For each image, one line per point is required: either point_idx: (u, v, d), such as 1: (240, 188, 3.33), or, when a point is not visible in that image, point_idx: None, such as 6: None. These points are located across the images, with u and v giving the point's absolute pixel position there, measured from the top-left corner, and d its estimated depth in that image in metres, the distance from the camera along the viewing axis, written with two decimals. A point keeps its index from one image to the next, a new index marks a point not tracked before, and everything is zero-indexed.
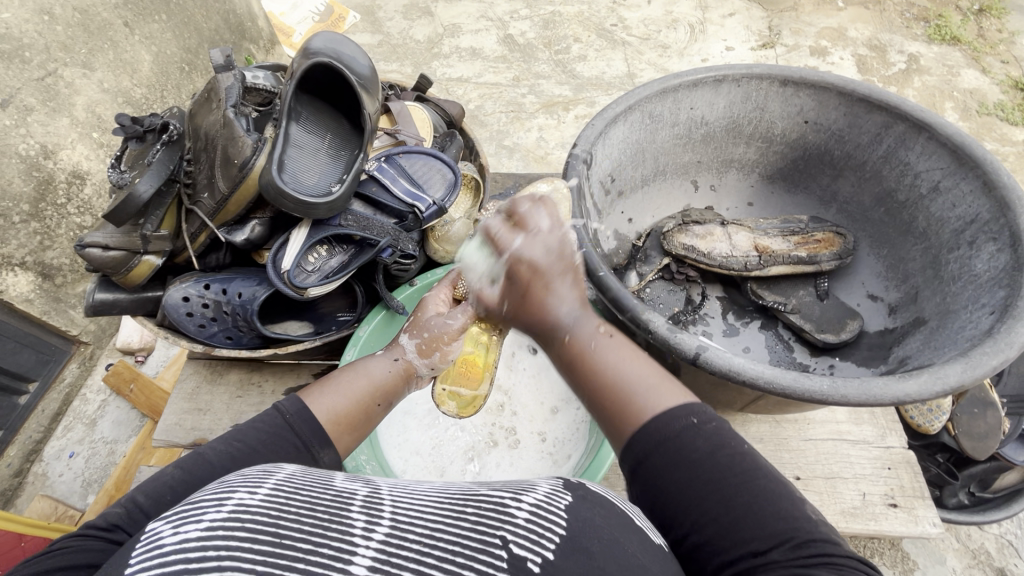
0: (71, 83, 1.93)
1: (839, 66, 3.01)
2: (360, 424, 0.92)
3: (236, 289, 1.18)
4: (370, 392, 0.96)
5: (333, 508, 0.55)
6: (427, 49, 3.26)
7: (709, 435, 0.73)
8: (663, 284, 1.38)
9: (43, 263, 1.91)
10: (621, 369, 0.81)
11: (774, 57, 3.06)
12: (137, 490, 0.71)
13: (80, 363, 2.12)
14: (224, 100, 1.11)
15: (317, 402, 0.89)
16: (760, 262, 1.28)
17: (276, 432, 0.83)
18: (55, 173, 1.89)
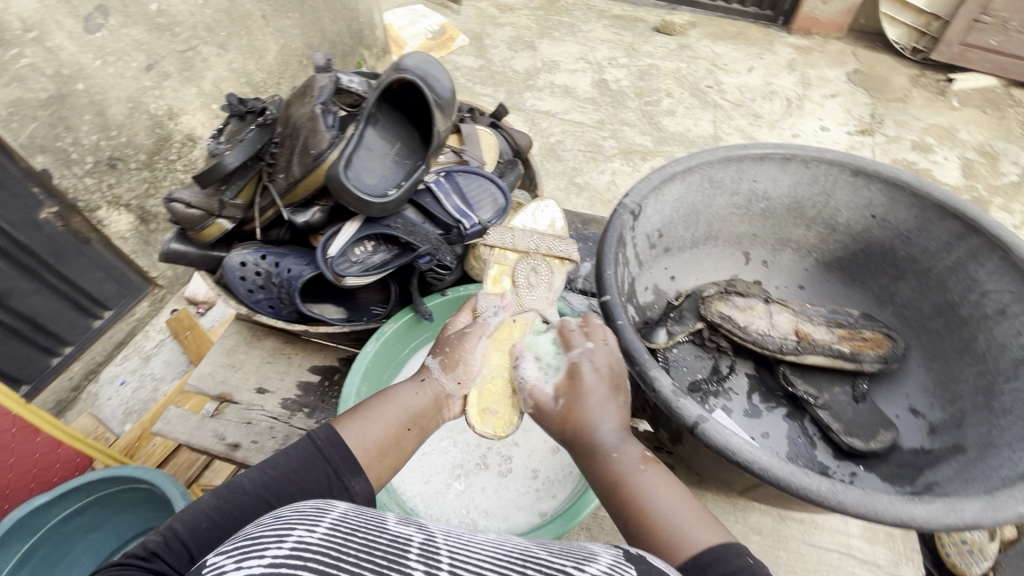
0: (206, 58, 2.18)
1: (941, 166, 2.85)
2: (391, 451, 0.98)
3: (286, 264, 1.27)
4: (399, 416, 1.00)
5: (388, 546, 0.60)
6: (522, 79, 3.41)
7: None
8: (692, 347, 1.36)
9: (144, 209, 2.14)
10: (657, 497, 0.84)
11: (871, 145, 2.95)
12: (177, 518, 0.83)
13: (150, 303, 2.33)
14: (316, 96, 1.22)
15: (347, 432, 0.96)
16: (796, 348, 1.24)
17: (308, 463, 0.92)
18: (173, 133, 2.14)
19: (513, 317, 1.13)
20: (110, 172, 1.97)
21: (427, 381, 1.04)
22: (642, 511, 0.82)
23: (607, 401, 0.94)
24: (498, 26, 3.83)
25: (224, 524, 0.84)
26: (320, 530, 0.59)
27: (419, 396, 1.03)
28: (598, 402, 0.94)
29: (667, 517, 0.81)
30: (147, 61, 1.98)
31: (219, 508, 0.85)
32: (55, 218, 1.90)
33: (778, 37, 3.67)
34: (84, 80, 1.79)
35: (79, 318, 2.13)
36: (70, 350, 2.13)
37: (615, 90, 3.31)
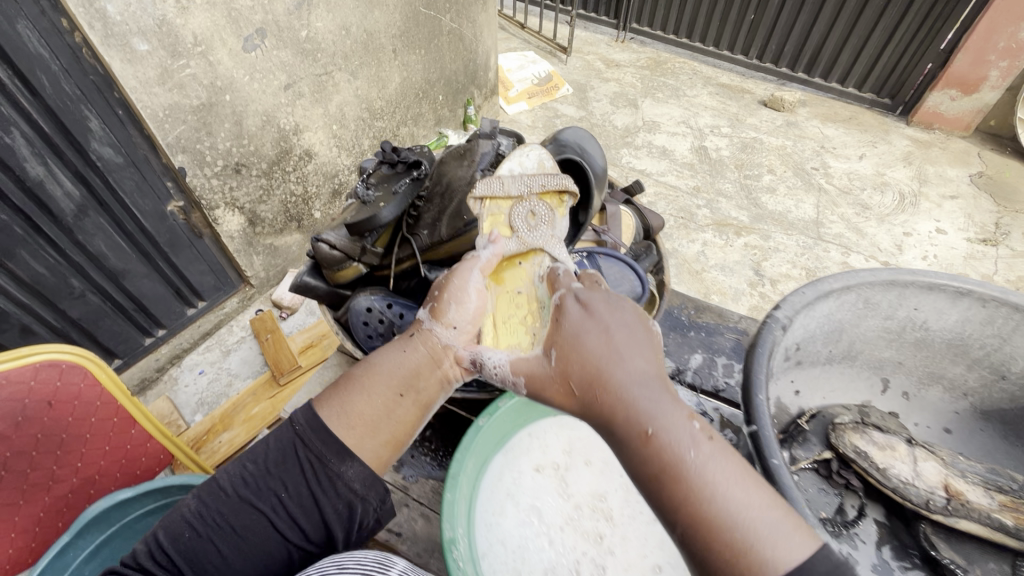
0: (337, 83, 2.32)
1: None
2: (380, 422, 0.89)
3: (411, 316, 1.29)
4: (386, 385, 0.92)
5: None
6: (620, 135, 3.42)
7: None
8: (816, 488, 0.95)
9: (255, 213, 2.27)
10: (725, 489, 0.66)
11: (994, 257, 2.70)
12: (162, 525, 0.87)
13: (240, 299, 2.44)
14: (477, 163, 1.28)
15: (322, 413, 0.89)
16: None
17: (285, 460, 0.89)
18: (294, 148, 2.27)
19: (514, 256, 1.12)
20: (234, 177, 2.10)
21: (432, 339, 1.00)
22: (697, 506, 0.65)
23: (630, 340, 0.83)
24: (603, 80, 3.89)
25: (217, 531, 0.86)
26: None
27: (413, 354, 0.97)
28: (577, 321, 0.89)
29: (732, 509, 0.64)
30: (287, 81, 2.12)
31: (203, 515, 0.87)
32: (180, 211, 2.06)
33: (895, 127, 3.50)
34: (232, 92, 1.93)
35: (177, 304, 2.25)
36: (163, 333, 2.26)
37: (715, 159, 3.25)
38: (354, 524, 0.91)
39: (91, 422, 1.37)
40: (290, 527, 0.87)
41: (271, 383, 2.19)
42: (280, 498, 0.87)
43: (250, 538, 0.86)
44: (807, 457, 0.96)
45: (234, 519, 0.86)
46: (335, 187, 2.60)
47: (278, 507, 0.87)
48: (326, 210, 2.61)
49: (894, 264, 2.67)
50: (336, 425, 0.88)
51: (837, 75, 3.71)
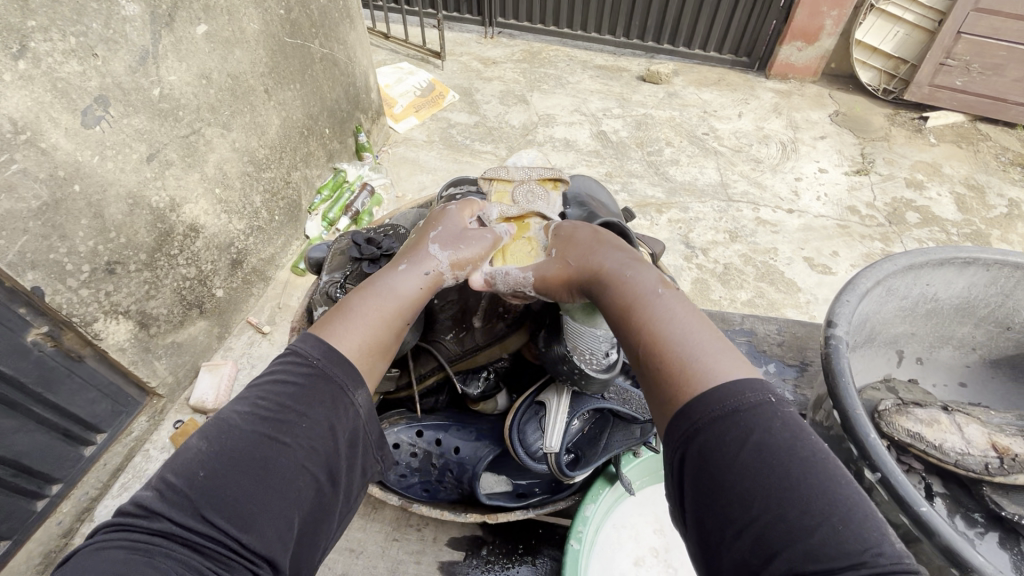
0: (210, 141, 1.97)
1: (937, 202, 2.98)
2: (379, 346, 1.01)
3: (447, 441, 1.34)
4: (390, 310, 1.05)
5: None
6: (521, 135, 3.36)
7: (765, 428, 0.74)
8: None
9: (145, 312, 1.87)
10: (677, 323, 0.89)
11: (869, 185, 3.05)
12: (169, 471, 0.78)
13: (149, 417, 2.02)
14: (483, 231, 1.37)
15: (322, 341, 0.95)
16: (1004, 467, 1.22)
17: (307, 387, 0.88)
18: (175, 226, 1.90)
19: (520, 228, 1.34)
20: (108, 278, 1.70)
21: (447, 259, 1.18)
22: (661, 343, 0.87)
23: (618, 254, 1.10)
24: (486, 80, 3.79)
25: (221, 484, 0.77)
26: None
27: (411, 283, 1.11)
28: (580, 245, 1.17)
29: (698, 350, 0.84)
30: (148, 150, 1.75)
31: (214, 456, 0.79)
32: (46, 338, 1.63)
33: (757, 82, 3.82)
34: (81, 180, 1.55)
35: (68, 448, 1.81)
36: (58, 488, 1.80)
37: (617, 142, 3.31)
38: (354, 452, 0.92)
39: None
40: (307, 463, 0.83)
41: None
42: (299, 431, 0.84)
43: (262, 480, 0.79)
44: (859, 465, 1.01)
45: (253, 457, 0.80)
46: (234, 257, 2.24)
47: (302, 437, 0.84)
48: (229, 286, 2.24)
49: (796, 209, 2.92)
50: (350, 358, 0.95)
51: (698, 41, 3.95)
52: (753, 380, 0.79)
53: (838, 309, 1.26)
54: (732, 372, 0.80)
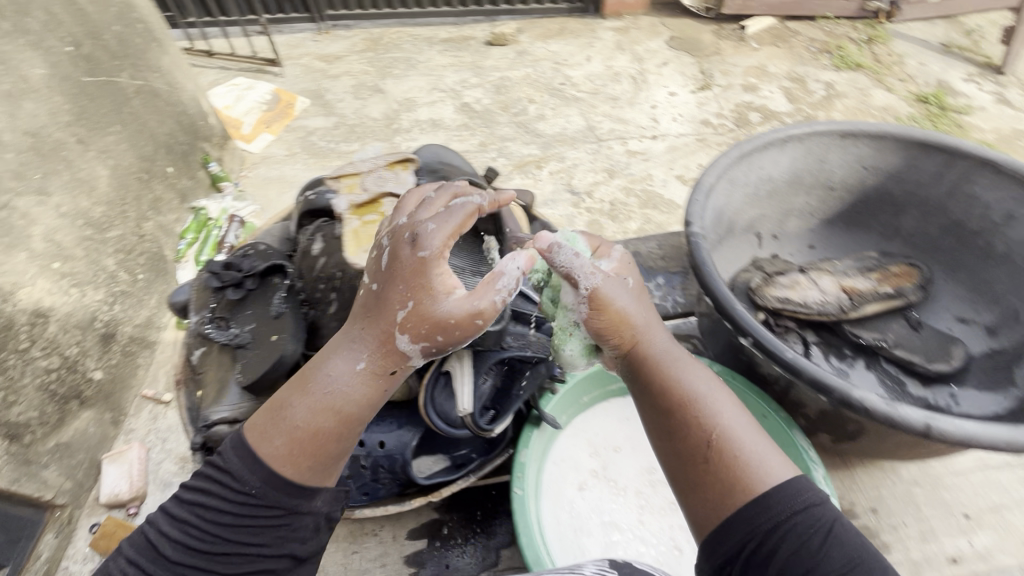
0: (27, 213, 1.73)
1: (770, 100, 3.32)
2: (312, 448, 0.99)
3: (371, 440, 1.32)
4: (343, 415, 1.01)
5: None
6: (386, 125, 3.25)
7: (808, 510, 0.89)
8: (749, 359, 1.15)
9: (8, 423, 1.64)
10: (730, 417, 1.00)
11: (714, 97, 3.33)
12: (127, 552, 0.98)
13: (57, 532, 1.78)
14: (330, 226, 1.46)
15: (272, 451, 0.98)
16: (854, 303, 1.62)
17: (263, 491, 0.98)
18: (16, 316, 1.66)
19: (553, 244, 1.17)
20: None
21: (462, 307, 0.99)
22: (693, 404, 1.01)
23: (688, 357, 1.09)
24: (333, 78, 3.60)
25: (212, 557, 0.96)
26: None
27: (356, 381, 1.02)
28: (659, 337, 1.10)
29: (743, 435, 0.97)
30: None
31: (200, 522, 0.98)
32: None
33: (597, 24, 3.97)
34: None
35: None
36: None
37: (482, 111, 3.31)
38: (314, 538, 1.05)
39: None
40: (263, 534, 0.98)
41: None
42: (248, 537, 0.97)
43: (231, 543, 0.97)
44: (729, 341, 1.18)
45: (206, 553, 0.97)
46: (103, 331, 2.00)
47: (247, 534, 0.97)
48: (107, 364, 2.01)
49: (659, 135, 3.12)
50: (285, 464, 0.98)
51: None
52: (800, 481, 0.93)
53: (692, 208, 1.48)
54: (792, 477, 0.93)
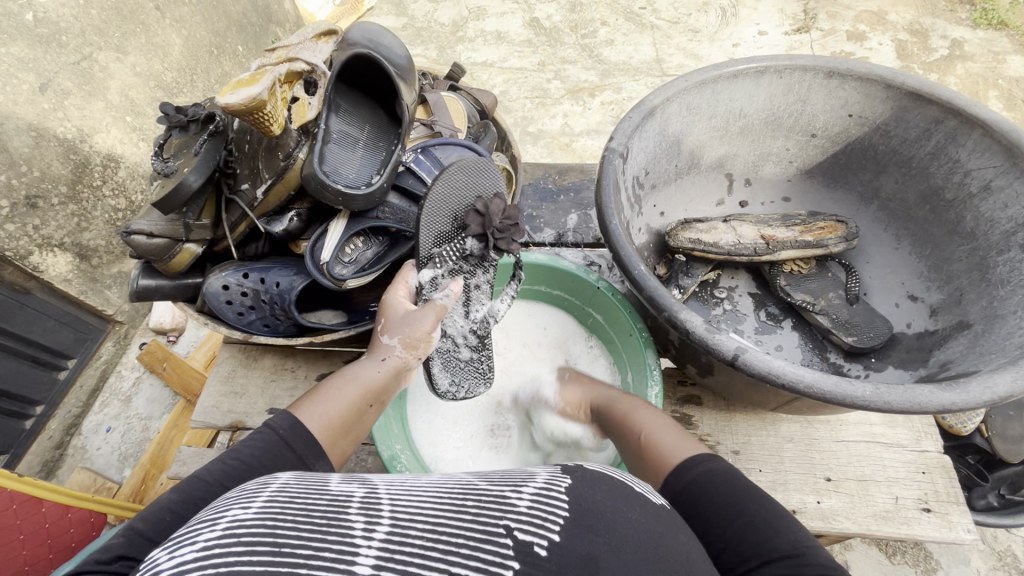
0: (106, 67, 1.49)
1: (877, 53, 2.21)
2: (354, 426, 0.62)
3: (273, 278, 0.85)
4: (356, 386, 0.65)
5: (336, 508, 0.38)
6: (449, 30, 2.41)
7: (730, 480, 0.57)
8: (700, 305, 1.04)
9: (79, 245, 1.51)
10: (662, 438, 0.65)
11: (809, 45, 2.23)
12: None
13: (115, 343, 1.71)
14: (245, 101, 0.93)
15: (316, 414, 0.59)
16: (769, 249, 0.98)
17: (266, 453, 0.54)
18: (91, 157, 1.47)
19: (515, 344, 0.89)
20: (28, 214, 1.36)
21: (387, 360, 0.69)
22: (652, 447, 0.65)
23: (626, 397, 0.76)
24: None
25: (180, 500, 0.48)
26: (264, 501, 0.38)
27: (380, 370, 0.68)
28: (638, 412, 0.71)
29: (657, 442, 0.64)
30: (34, 79, 1.33)
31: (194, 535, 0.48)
32: None
33: None
34: None
35: (37, 374, 1.52)
36: (42, 410, 1.55)
37: (550, 26, 2.41)
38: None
39: (44, 528, 1.10)
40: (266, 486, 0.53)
41: (187, 403, 1.59)
42: None
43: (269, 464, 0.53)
44: (695, 283, 1.03)
45: None
46: None
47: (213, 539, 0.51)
48: None
49: None
50: (331, 438, 0.60)
51: None
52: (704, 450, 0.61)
53: (711, 114, 1.00)
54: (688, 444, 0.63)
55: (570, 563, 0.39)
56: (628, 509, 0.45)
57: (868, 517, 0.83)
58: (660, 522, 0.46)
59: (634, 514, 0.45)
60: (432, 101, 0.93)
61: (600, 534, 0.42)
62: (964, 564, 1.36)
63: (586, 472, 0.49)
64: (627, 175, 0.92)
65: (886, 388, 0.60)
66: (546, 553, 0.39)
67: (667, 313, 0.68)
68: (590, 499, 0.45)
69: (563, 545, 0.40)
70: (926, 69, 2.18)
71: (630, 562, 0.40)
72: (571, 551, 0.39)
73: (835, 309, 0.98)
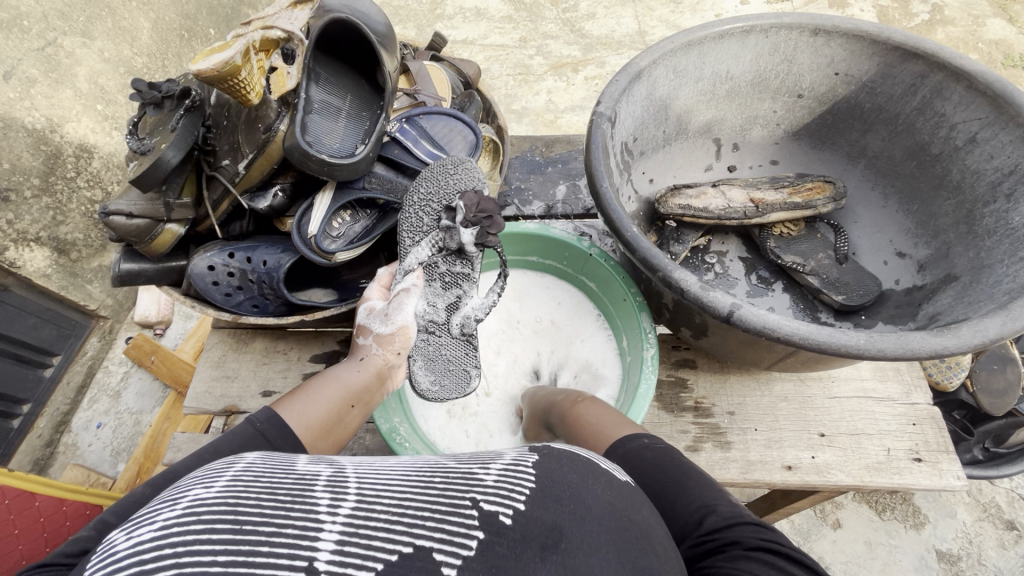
0: (72, 53, 1.43)
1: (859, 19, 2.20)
2: (337, 427, 0.64)
3: (262, 257, 0.84)
4: (333, 388, 0.66)
5: (301, 488, 0.37)
6: (428, 9, 2.35)
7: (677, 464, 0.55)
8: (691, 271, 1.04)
9: (55, 239, 1.46)
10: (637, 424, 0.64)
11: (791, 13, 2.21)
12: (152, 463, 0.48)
13: (100, 339, 1.67)
14: None
15: (299, 412, 0.60)
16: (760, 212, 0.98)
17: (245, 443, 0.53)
18: (63, 147, 1.42)
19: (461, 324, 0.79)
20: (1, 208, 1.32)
21: (366, 360, 0.72)
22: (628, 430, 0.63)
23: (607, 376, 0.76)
24: None
25: None
26: (226, 481, 0.37)
27: (358, 371, 0.71)
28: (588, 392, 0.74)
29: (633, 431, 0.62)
30: None
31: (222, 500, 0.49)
32: None
33: None
34: None
35: (19, 373, 1.49)
36: (30, 408, 1.53)
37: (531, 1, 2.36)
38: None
39: (38, 523, 1.08)
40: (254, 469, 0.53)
41: (179, 394, 1.57)
42: None
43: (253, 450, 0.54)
44: (686, 249, 1.03)
45: None
46: None
47: None
48: None
49: None
50: (314, 436, 0.60)
51: None
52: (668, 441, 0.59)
53: (695, 77, 0.99)
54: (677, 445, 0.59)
55: (534, 532, 0.37)
56: (591, 478, 0.44)
57: (862, 471, 0.85)
58: (621, 493, 0.44)
59: (598, 486, 0.43)
60: (415, 70, 0.91)
61: (565, 502, 0.40)
62: (952, 516, 1.40)
63: (554, 449, 0.47)
64: (616, 141, 0.90)
65: (879, 337, 0.60)
66: (512, 521, 0.38)
67: (663, 273, 0.68)
68: (556, 468, 0.44)
69: (528, 514, 0.38)
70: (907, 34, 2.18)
71: (595, 531, 0.38)
72: (536, 519, 0.38)
73: (825, 270, 0.98)
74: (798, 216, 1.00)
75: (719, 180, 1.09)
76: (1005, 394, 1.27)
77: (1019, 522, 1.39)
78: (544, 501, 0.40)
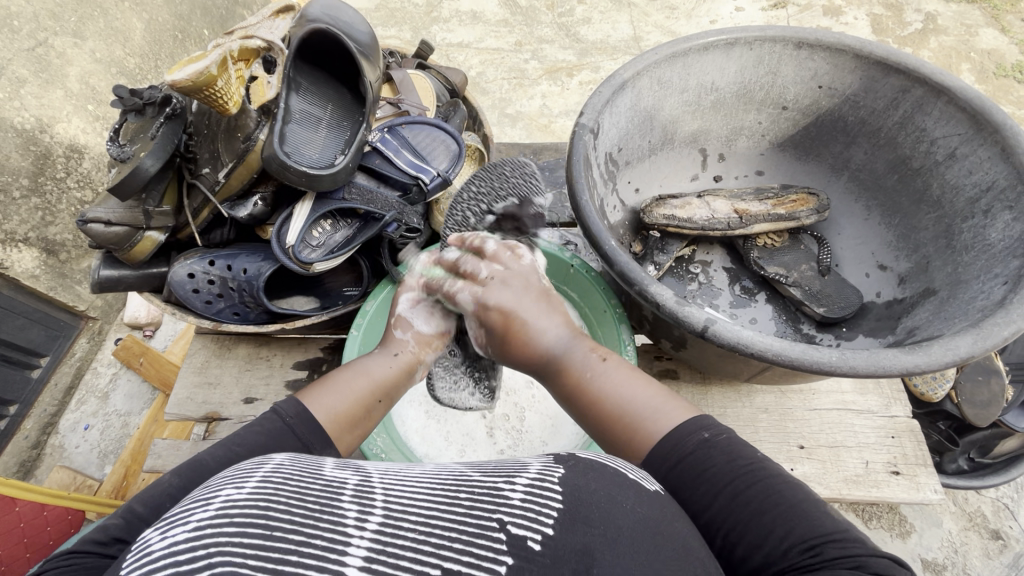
0: (63, 53, 1.42)
1: (853, 28, 2.21)
2: (364, 419, 0.61)
3: (241, 264, 0.84)
4: (356, 379, 0.63)
5: (330, 494, 0.37)
6: (423, 11, 2.35)
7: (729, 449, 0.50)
8: (676, 281, 1.05)
9: (44, 239, 1.45)
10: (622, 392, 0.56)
11: (786, 20, 2.22)
12: None
13: (89, 340, 1.66)
14: None
15: (323, 403, 0.58)
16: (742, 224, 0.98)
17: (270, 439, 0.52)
18: (53, 147, 1.41)
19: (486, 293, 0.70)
20: None
21: (399, 354, 0.66)
22: (616, 408, 0.56)
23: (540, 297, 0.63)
24: None
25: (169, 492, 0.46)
26: (257, 482, 0.37)
27: (386, 361, 0.65)
28: (534, 317, 0.61)
29: (632, 406, 0.55)
30: None
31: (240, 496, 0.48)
32: None
33: None
34: None
35: (7, 373, 1.48)
36: (17, 408, 1.52)
37: (526, 5, 2.36)
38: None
39: (19, 527, 1.07)
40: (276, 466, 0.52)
41: (166, 397, 1.56)
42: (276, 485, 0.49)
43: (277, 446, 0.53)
44: (670, 259, 1.03)
45: None
46: None
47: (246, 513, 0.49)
48: None
49: None
50: (340, 429, 0.58)
51: None
52: (692, 417, 0.53)
53: (682, 87, 0.99)
54: (680, 415, 0.54)
55: (564, 558, 0.37)
56: (620, 490, 0.43)
57: (841, 483, 0.85)
58: (652, 508, 0.43)
59: (629, 502, 0.42)
60: (398, 79, 0.91)
61: (595, 525, 0.39)
62: (936, 525, 1.40)
63: (580, 460, 0.45)
64: (600, 152, 0.90)
65: (851, 356, 0.60)
66: (541, 547, 0.37)
67: (641, 287, 0.68)
68: (584, 485, 0.42)
69: (557, 540, 0.38)
70: (900, 43, 2.19)
71: (625, 557, 0.38)
72: (564, 545, 0.38)
73: (807, 281, 0.99)
74: (780, 228, 1.01)
75: (706, 189, 1.09)
76: (989, 405, 1.27)
77: (1001, 531, 1.40)
78: (572, 523, 0.39)
